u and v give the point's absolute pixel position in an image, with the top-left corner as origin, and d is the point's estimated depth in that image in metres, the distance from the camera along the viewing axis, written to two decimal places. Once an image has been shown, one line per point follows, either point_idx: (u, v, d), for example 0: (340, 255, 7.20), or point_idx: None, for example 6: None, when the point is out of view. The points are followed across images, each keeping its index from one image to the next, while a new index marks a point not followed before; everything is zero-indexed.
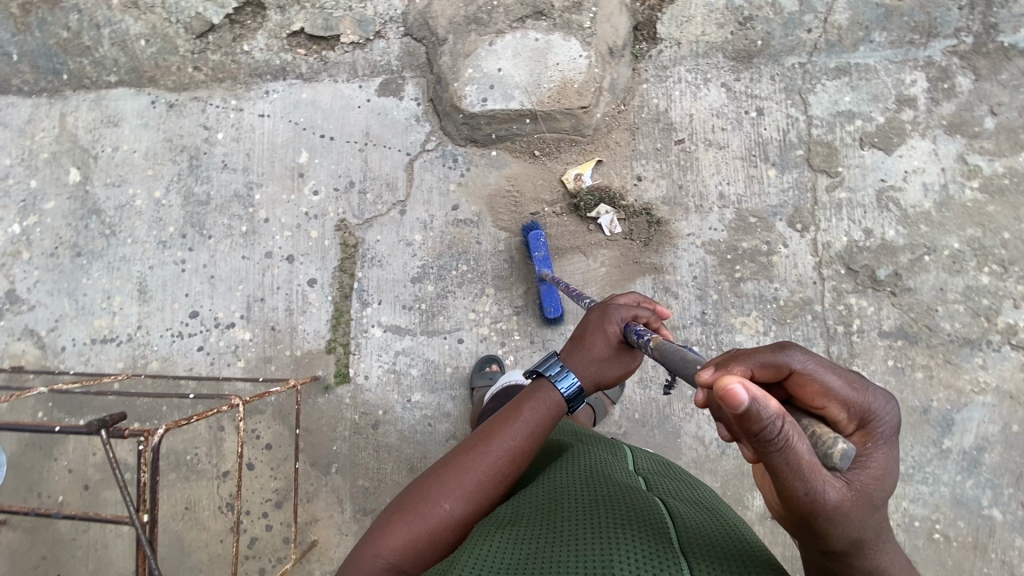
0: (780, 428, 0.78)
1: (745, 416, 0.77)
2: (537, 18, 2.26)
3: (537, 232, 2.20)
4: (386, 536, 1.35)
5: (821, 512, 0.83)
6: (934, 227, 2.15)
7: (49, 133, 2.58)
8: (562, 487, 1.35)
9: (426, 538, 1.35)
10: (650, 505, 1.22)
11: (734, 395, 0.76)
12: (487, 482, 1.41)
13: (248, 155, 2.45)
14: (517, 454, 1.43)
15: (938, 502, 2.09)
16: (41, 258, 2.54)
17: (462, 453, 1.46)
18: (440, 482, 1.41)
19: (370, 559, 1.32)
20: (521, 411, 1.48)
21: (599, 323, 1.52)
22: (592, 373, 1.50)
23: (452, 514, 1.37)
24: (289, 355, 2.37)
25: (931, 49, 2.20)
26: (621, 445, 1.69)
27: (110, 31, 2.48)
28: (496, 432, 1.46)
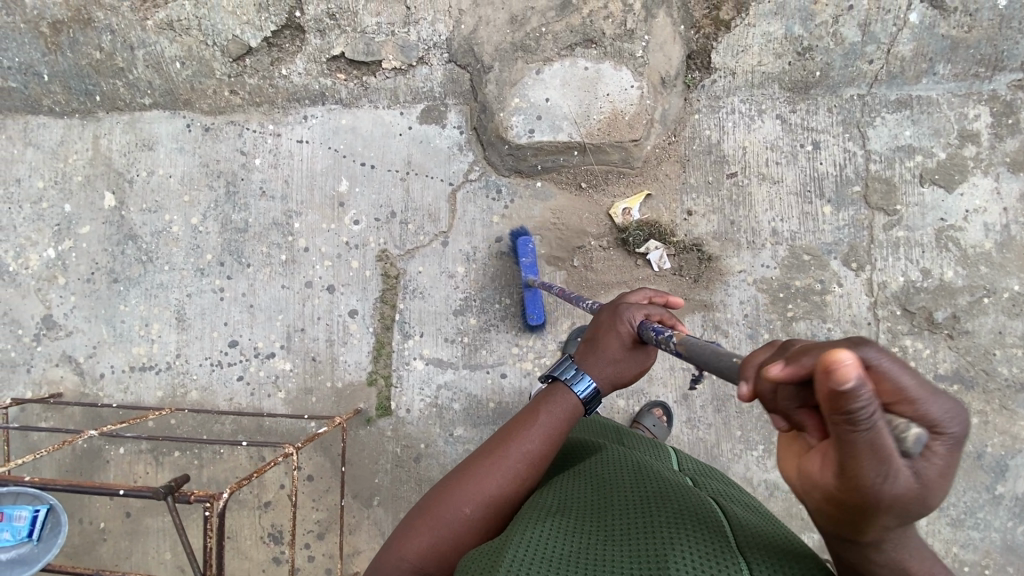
0: (873, 411, 0.62)
1: (842, 395, 0.61)
2: (587, 45, 2.18)
3: (525, 238, 2.21)
4: (407, 540, 1.27)
5: (877, 501, 0.68)
6: (995, 268, 2.10)
7: (83, 156, 2.54)
8: (609, 475, 1.28)
9: (449, 540, 1.26)
10: (705, 500, 1.15)
11: (844, 368, 0.61)
12: (507, 488, 1.31)
13: (287, 182, 2.41)
14: (536, 460, 1.34)
15: (988, 548, 2.07)
16: (77, 283, 2.52)
17: (481, 456, 1.35)
18: (458, 485, 1.32)
19: (395, 562, 1.24)
20: (536, 416, 1.37)
21: (610, 323, 1.38)
22: (607, 375, 1.37)
23: (474, 516, 1.28)
24: (331, 386, 2.36)
25: (997, 82, 2.12)
26: (667, 445, 1.63)
27: (144, 53, 2.42)
28: (515, 435, 1.35)
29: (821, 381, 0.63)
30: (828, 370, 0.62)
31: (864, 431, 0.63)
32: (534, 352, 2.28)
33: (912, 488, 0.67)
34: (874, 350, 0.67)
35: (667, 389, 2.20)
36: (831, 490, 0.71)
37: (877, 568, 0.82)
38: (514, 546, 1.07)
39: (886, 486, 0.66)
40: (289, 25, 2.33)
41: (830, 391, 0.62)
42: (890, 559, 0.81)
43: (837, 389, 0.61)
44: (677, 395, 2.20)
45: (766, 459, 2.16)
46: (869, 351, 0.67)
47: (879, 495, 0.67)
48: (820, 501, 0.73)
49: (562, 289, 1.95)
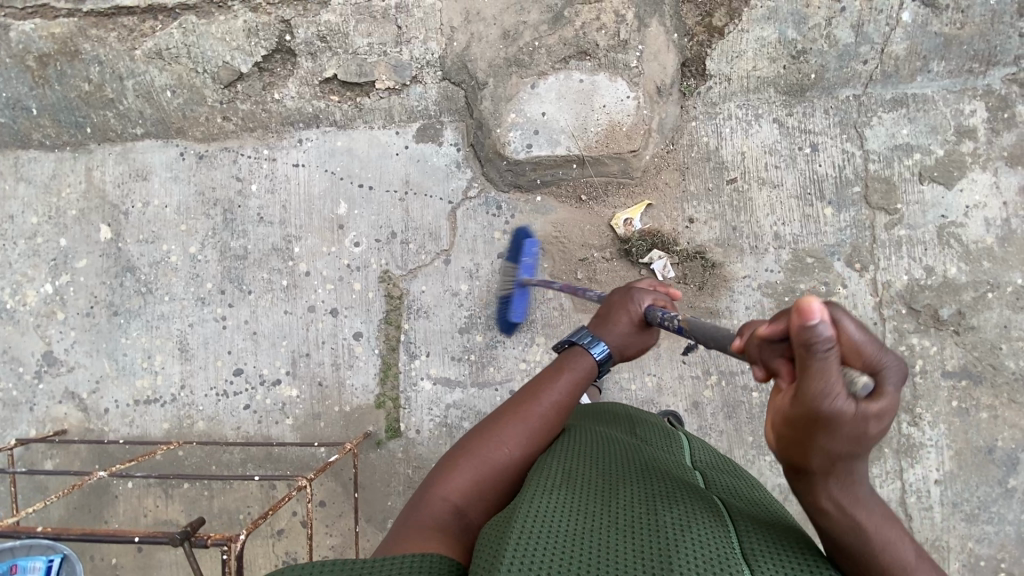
0: (831, 347, 0.69)
1: (806, 331, 0.69)
2: (581, 57, 2.18)
3: (532, 238, 2.24)
4: (444, 483, 1.25)
5: (824, 430, 0.75)
6: (997, 262, 2.10)
7: (76, 189, 2.51)
8: (615, 466, 1.22)
9: (489, 482, 1.27)
10: (714, 506, 1.08)
11: (813, 308, 0.68)
12: (541, 434, 1.34)
13: (284, 208, 2.39)
14: (564, 408, 1.38)
15: (1003, 542, 2.07)
16: (77, 318, 2.49)
17: (511, 404, 1.39)
18: (492, 430, 1.33)
19: (439, 500, 1.22)
20: (562, 370, 1.42)
21: (622, 301, 1.47)
22: (617, 345, 1.43)
23: (510, 460, 1.29)
24: (339, 410, 2.34)
25: (991, 77, 2.13)
26: (678, 434, 1.54)
27: (134, 83, 2.39)
28: (544, 386, 1.39)
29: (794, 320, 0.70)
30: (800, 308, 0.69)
31: (818, 362, 0.70)
32: (541, 366, 2.27)
33: (855, 423, 0.74)
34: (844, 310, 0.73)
35: (677, 398, 2.20)
36: (785, 415, 0.78)
37: (822, 509, 0.87)
38: (521, 516, 1.00)
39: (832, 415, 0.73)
40: (279, 49, 2.32)
41: (799, 328, 0.70)
42: (832, 498, 0.86)
43: (803, 324, 0.69)
44: (687, 404, 2.20)
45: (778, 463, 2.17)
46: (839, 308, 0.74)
47: (825, 423, 0.74)
48: (777, 425, 0.81)
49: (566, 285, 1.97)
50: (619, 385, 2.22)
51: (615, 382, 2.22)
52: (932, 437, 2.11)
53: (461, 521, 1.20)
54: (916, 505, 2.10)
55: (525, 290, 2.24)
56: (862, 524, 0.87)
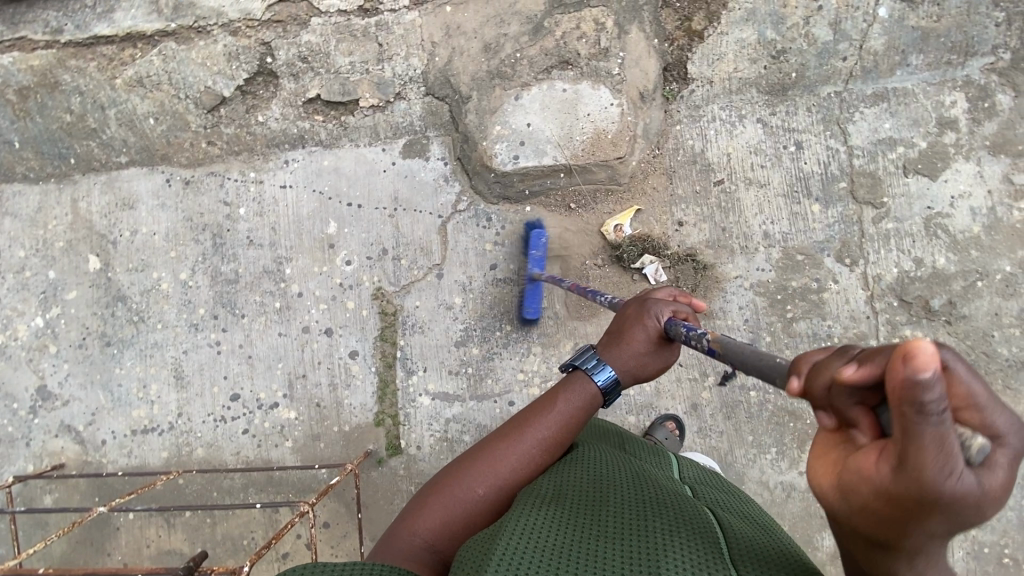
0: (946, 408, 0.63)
1: (917, 386, 0.62)
2: (563, 67, 2.20)
3: (538, 230, 2.22)
4: (421, 515, 1.32)
5: (932, 504, 0.68)
6: (985, 251, 2.12)
7: (62, 220, 2.49)
8: (608, 474, 1.27)
9: (461, 518, 1.31)
10: (701, 514, 1.12)
11: (924, 358, 0.62)
12: (520, 470, 1.34)
13: (274, 230, 2.38)
14: (551, 447, 1.37)
15: (1005, 528, 2.08)
16: (69, 350, 2.47)
17: (496, 438, 1.40)
18: (473, 464, 1.36)
19: (408, 536, 1.28)
20: (554, 402, 1.40)
21: (636, 318, 1.38)
22: (630, 367, 1.37)
23: (487, 497, 1.32)
24: (338, 430, 2.33)
25: (970, 68, 2.15)
26: (669, 452, 1.56)
27: (116, 112, 2.39)
28: (532, 421, 1.38)
29: (896, 370, 0.64)
30: (907, 358, 0.63)
31: (934, 425, 0.64)
32: (539, 376, 2.27)
33: (972, 497, 0.67)
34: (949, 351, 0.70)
35: (676, 401, 2.20)
36: (882, 485, 0.71)
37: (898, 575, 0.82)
38: (508, 530, 1.06)
39: (946, 489, 0.66)
40: (262, 71, 2.32)
41: (904, 378, 0.63)
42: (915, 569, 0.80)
43: (908, 379, 0.62)
44: (686, 407, 2.20)
45: (780, 461, 2.17)
46: (945, 353, 0.69)
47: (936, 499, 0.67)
48: (870, 498, 0.73)
49: (574, 284, 1.95)
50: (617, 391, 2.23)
51: None
52: None
53: (432, 555, 1.26)
54: None
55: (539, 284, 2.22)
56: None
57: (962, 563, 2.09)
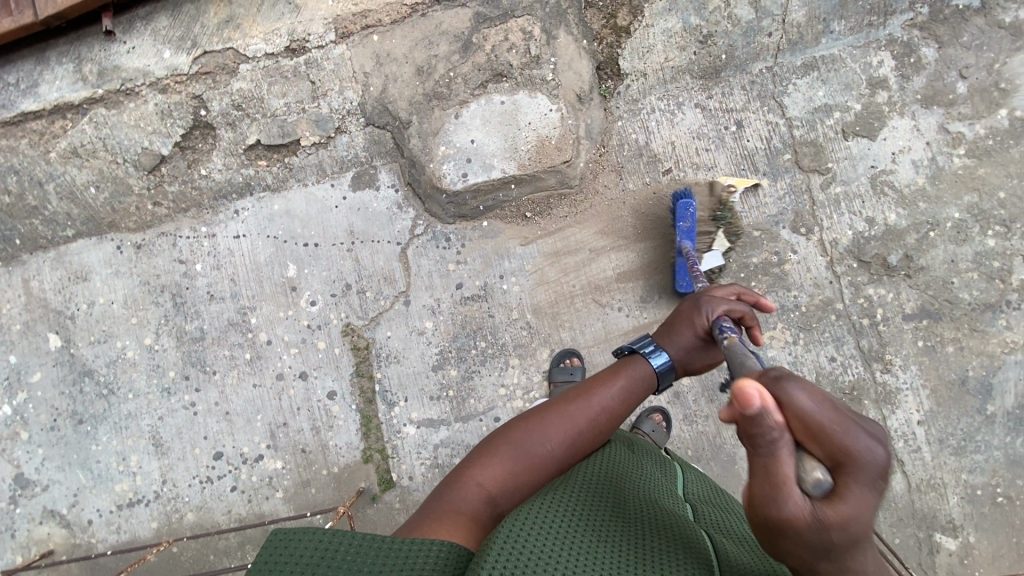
0: (772, 436, 0.83)
1: (745, 417, 0.84)
2: (498, 80, 2.21)
3: (686, 200, 2.08)
4: (483, 468, 1.23)
5: (784, 529, 0.84)
6: (932, 201, 2.17)
7: (16, 303, 2.42)
8: (615, 481, 1.24)
9: (525, 476, 1.24)
10: (700, 539, 1.12)
11: (743, 397, 0.83)
12: (586, 432, 1.30)
13: (233, 281, 2.34)
14: (614, 415, 1.33)
15: (995, 467, 2.08)
16: (41, 434, 2.38)
17: (563, 399, 1.34)
18: (540, 421, 1.30)
19: (471, 485, 1.20)
20: (621, 374, 1.38)
21: (689, 312, 1.42)
22: (682, 360, 1.40)
23: (553, 455, 1.26)
24: (327, 473, 2.28)
25: (891, 27, 2.20)
26: (674, 462, 1.54)
27: (56, 186, 2.34)
28: (599, 388, 1.35)
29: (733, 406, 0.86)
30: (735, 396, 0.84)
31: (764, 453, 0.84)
32: (521, 388, 2.24)
33: (814, 520, 0.82)
34: (796, 383, 0.85)
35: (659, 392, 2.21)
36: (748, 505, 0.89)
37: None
38: (513, 521, 1.01)
39: (785, 513, 0.83)
40: (197, 125, 2.29)
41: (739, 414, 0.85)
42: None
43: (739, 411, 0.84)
44: (669, 396, 2.21)
45: None
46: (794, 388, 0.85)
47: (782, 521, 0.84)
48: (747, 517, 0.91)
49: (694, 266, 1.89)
50: None
51: None
52: (907, 381, 2.13)
53: (492, 511, 1.18)
54: (904, 449, 2.11)
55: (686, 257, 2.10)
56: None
57: (959, 509, 2.07)
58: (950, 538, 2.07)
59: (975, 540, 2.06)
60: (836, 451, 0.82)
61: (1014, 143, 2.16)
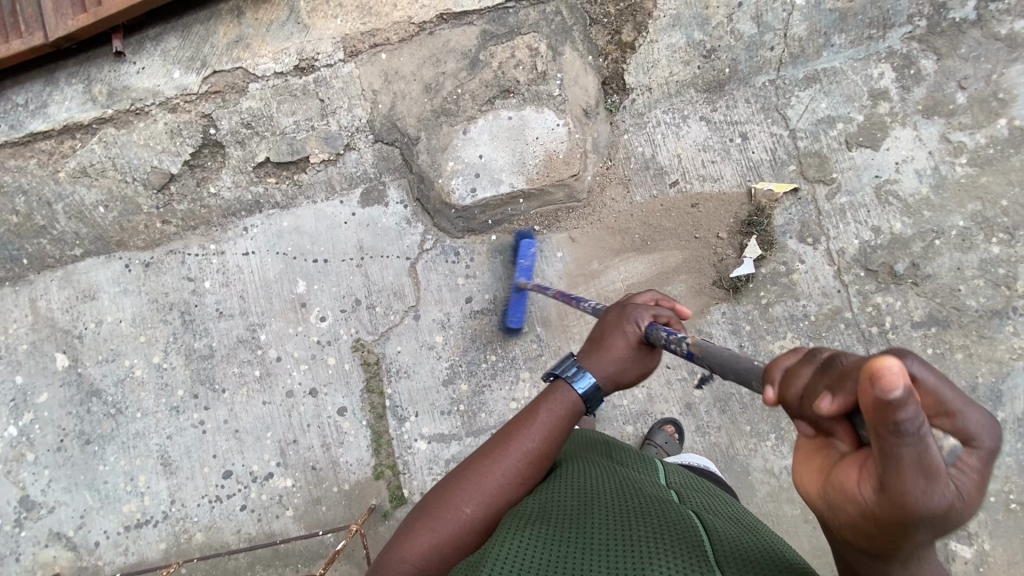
0: (921, 426, 0.65)
1: (890, 405, 0.64)
2: (505, 96, 2.25)
3: (529, 240, 2.23)
4: (409, 541, 1.27)
5: (917, 521, 0.70)
6: (937, 210, 2.19)
7: (22, 323, 2.40)
8: (591, 489, 1.20)
9: (450, 543, 1.26)
10: (686, 520, 1.08)
11: (892, 377, 0.62)
12: (508, 485, 1.30)
13: (242, 298, 2.34)
14: (537, 457, 1.32)
15: (1007, 474, 2.07)
16: (47, 455, 2.34)
17: (481, 455, 1.35)
18: (460, 482, 1.32)
19: (397, 564, 1.24)
20: (538, 413, 1.35)
21: (617, 323, 1.40)
22: (611, 375, 1.37)
23: (475, 517, 1.27)
24: (338, 490, 2.26)
25: (890, 40, 2.25)
26: (655, 457, 1.49)
27: (64, 205, 2.35)
28: (518, 431, 1.34)
29: (867, 390, 0.65)
30: (874, 377, 0.64)
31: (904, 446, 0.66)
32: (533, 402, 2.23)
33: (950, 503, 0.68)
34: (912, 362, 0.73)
35: (670, 403, 2.22)
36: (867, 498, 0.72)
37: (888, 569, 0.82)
38: (492, 555, 1.00)
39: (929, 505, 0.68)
40: (206, 143, 2.31)
41: (875, 401, 0.64)
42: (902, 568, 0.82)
43: (880, 399, 0.63)
44: (681, 408, 2.21)
45: (781, 446, 2.18)
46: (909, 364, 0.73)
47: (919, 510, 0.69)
48: (858, 517, 0.75)
49: (558, 290, 2.00)
50: (609, 401, 2.24)
51: (606, 400, 2.25)
52: None
53: None
54: None
55: (523, 293, 2.23)
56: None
57: (974, 517, 2.06)
58: (965, 546, 2.05)
59: (990, 547, 2.04)
60: (961, 431, 0.71)
61: (1015, 151, 2.19)
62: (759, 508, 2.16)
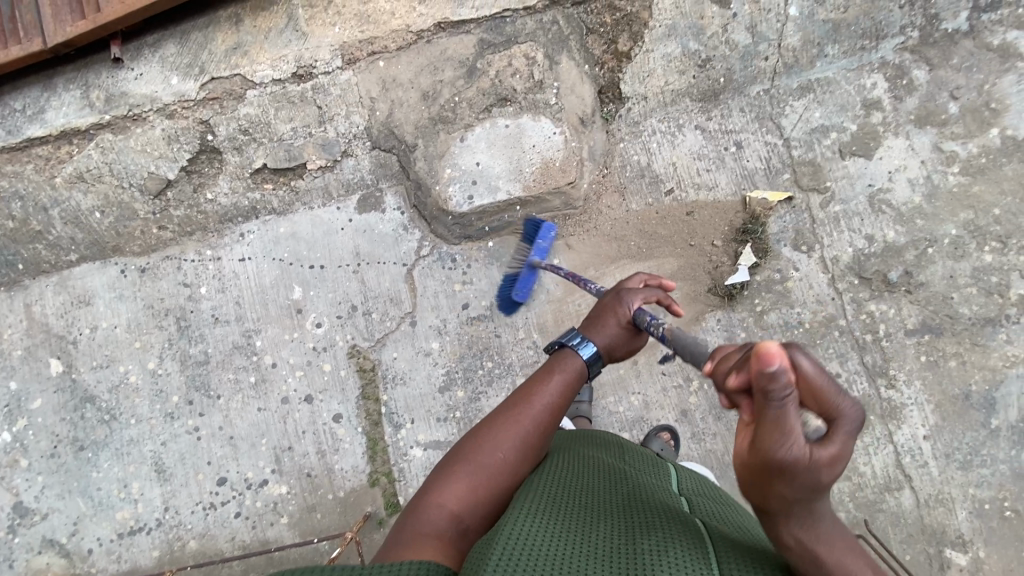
0: (789, 396, 0.80)
1: (768, 377, 0.78)
2: (502, 104, 2.27)
3: (547, 224, 2.23)
4: (443, 489, 1.22)
5: (781, 476, 0.83)
6: (929, 218, 2.21)
7: (17, 328, 2.39)
8: (600, 496, 1.19)
9: (484, 489, 1.23)
10: (696, 530, 1.07)
11: (771, 356, 0.78)
12: (533, 435, 1.30)
13: (238, 304, 2.34)
14: (556, 410, 1.35)
15: (1002, 481, 2.07)
16: (41, 461, 2.33)
17: (505, 407, 1.35)
18: (487, 433, 1.30)
19: (432, 510, 1.17)
20: (552, 372, 1.38)
21: (611, 304, 1.46)
22: (606, 350, 1.42)
23: (506, 464, 1.26)
24: (332, 498, 2.24)
25: (883, 50, 2.27)
26: (667, 462, 1.49)
27: (60, 211, 2.34)
28: (536, 388, 1.36)
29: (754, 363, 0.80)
30: (759, 354, 0.79)
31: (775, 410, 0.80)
32: None
33: (809, 466, 0.82)
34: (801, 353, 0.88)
35: (666, 410, 2.22)
36: (747, 458, 0.86)
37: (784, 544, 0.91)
38: (503, 538, 1.00)
39: (788, 462, 0.82)
40: (204, 150, 2.31)
41: (759, 371, 0.79)
42: (793, 535, 0.90)
43: (762, 369, 0.78)
44: (677, 415, 2.22)
45: None
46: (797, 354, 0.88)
47: (783, 469, 0.82)
48: (739, 471, 0.90)
49: (574, 275, 2.02)
50: (605, 407, 2.25)
51: (602, 407, 2.25)
52: (910, 396, 2.14)
53: (460, 527, 1.15)
54: (911, 464, 2.11)
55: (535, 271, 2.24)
56: (823, 558, 0.89)
57: (968, 525, 2.06)
58: (961, 554, 2.05)
59: (985, 556, 2.04)
60: (828, 410, 0.86)
61: (1007, 160, 2.21)
62: None
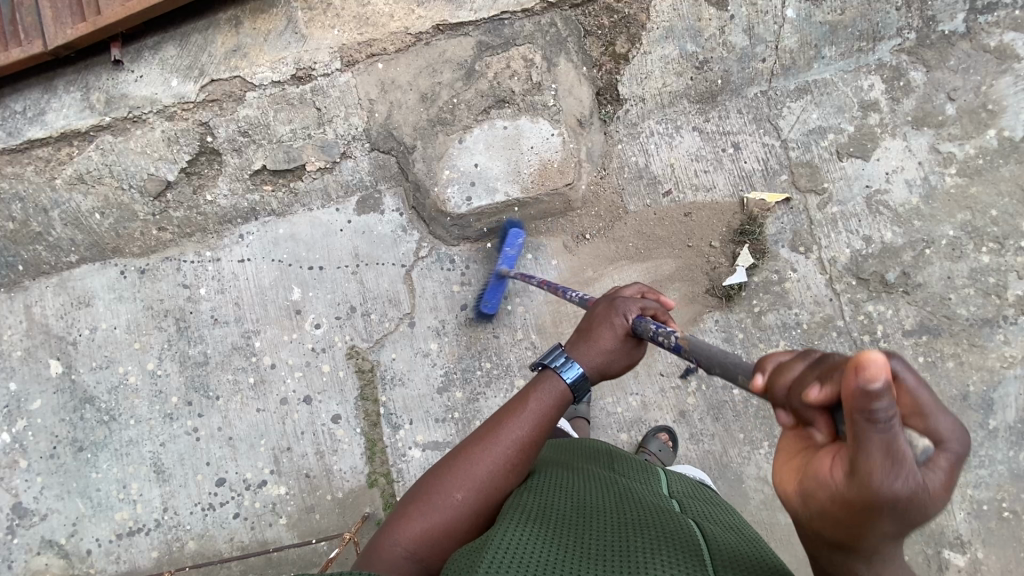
0: (894, 416, 0.68)
1: (868, 394, 0.68)
2: (501, 106, 2.28)
3: (516, 230, 2.24)
4: (402, 527, 1.25)
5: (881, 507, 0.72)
6: (927, 219, 2.21)
7: (17, 329, 2.40)
8: (593, 499, 1.20)
9: (442, 530, 1.24)
10: (687, 530, 1.08)
11: (873, 371, 0.67)
12: (498, 474, 1.28)
13: (237, 304, 2.35)
14: (526, 446, 1.31)
15: (999, 482, 2.08)
16: (40, 462, 2.33)
17: (472, 440, 1.34)
18: (450, 470, 1.30)
19: (388, 547, 1.21)
20: (527, 402, 1.35)
21: (605, 315, 1.41)
22: (598, 365, 1.37)
23: (466, 504, 1.26)
24: (331, 498, 2.25)
25: (880, 52, 2.28)
26: (656, 466, 1.50)
27: (60, 212, 2.35)
28: (506, 421, 1.33)
29: (851, 378, 0.69)
30: (858, 369, 0.68)
31: (876, 434, 0.69)
32: None
33: (915, 496, 0.71)
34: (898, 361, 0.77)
35: (664, 411, 2.23)
36: (837, 489, 0.74)
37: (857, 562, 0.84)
38: (493, 546, 1.01)
39: (897, 492, 0.70)
40: (204, 151, 2.32)
41: (857, 388, 0.68)
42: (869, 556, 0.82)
43: (863, 387, 0.67)
44: (675, 416, 2.22)
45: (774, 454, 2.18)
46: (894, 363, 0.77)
47: (885, 501, 0.71)
48: (826, 505, 0.77)
49: (544, 282, 2.00)
50: (603, 408, 2.25)
51: (600, 408, 2.25)
52: None
53: (417, 565, 1.20)
54: None
55: (503, 281, 2.24)
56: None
57: (967, 526, 2.06)
58: (959, 554, 2.05)
59: (983, 556, 2.04)
60: (932, 430, 0.75)
61: (1004, 162, 2.22)
62: (753, 515, 2.17)
